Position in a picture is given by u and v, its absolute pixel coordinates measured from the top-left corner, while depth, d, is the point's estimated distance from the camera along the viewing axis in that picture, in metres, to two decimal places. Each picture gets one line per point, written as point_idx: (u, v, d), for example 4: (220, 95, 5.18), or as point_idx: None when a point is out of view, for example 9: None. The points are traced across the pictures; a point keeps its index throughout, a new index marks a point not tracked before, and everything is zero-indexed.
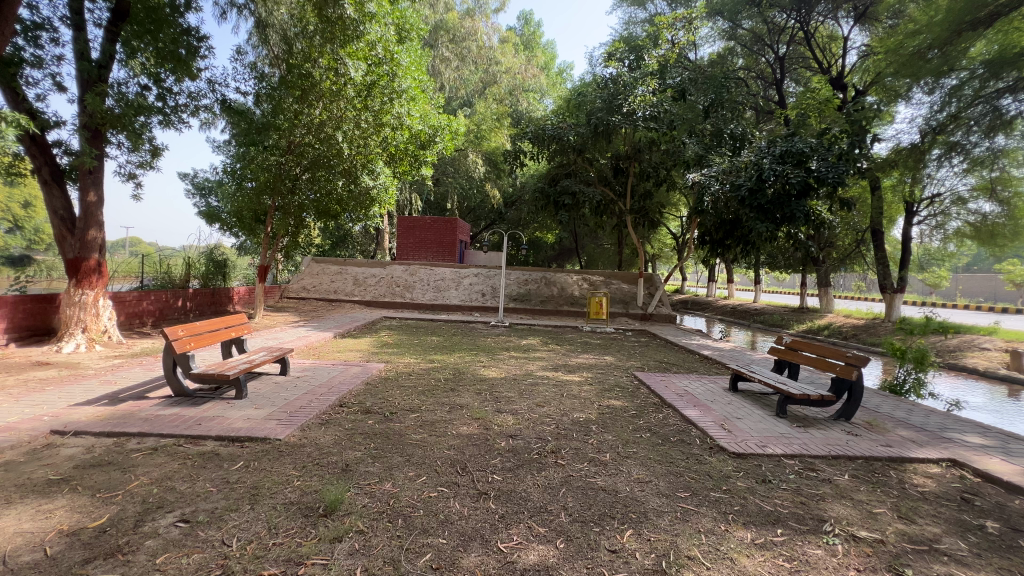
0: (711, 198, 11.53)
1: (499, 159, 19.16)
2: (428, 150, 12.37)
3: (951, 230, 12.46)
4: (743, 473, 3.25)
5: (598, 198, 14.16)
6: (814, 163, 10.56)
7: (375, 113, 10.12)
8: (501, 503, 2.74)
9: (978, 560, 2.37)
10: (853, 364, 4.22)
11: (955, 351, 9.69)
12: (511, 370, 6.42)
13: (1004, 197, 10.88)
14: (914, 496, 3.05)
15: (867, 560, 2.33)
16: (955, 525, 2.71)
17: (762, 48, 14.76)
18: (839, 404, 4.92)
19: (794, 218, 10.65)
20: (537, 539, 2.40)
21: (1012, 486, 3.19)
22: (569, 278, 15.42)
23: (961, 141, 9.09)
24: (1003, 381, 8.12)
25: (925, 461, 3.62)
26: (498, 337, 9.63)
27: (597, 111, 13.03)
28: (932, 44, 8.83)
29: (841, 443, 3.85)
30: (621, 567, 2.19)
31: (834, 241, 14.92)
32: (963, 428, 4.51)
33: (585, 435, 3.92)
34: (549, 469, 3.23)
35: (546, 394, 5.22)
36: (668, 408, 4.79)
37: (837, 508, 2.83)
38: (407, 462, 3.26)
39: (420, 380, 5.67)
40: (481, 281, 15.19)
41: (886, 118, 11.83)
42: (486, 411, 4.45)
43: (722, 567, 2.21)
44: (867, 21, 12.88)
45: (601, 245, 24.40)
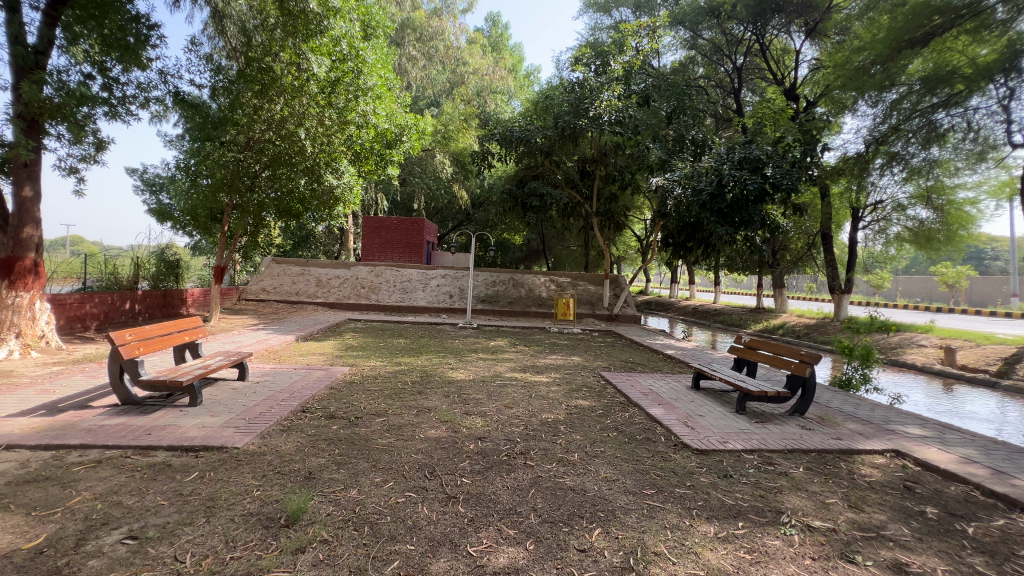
0: (674, 201, 12.08)
1: (466, 159, 19.02)
2: (394, 149, 12.16)
3: (891, 234, 13.28)
4: (706, 469, 3.36)
5: (565, 200, 14.35)
6: (769, 170, 11.02)
7: (340, 110, 9.95)
8: (470, 506, 2.72)
9: (921, 545, 2.52)
10: (807, 361, 4.41)
11: (897, 348, 10.33)
12: (480, 372, 6.40)
13: (939, 205, 11.71)
14: (863, 485, 3.23)
15: (821, 548, 2.44)
16: (899, 512, 2.87)
17: (720, 58, 15.34)
18: (794, 400, 5.15)
19: (751, 222, 11.06)
20: (507, 540, 2.39)
21: (949, 474, 3.43)
22: (536, 279, 15.47)
23: (900, 151, 9.73)
24: (937, 375, 8.73)
25: (872, 453, 3.83)
26: (466, 339, 9.59)
27: (564, 114, 13.17)
28: (876, 60, 9.42)
29: (797, 438, 4.03)
30: (590, 566, 2.21)
31: (788, 244, 15.65)
32: (904, 420, 4.82)
33: (553, 435, 3.95)
34: (518, 470, 3.24)
35: (515, 395, 5.24)
36: (633, 407, 4.89)
37: (793, 500, 2.95)
38: (373, 468, 3.19)
39: (386, 383, 5.57)
40: (449, 282, 15.06)
41: (834, 128, 12.47)
42: (454, 414, 4.41)
43: (688, 562, 2.27)
44: (816, 37, 13.60)
45: (568, 246, 24.70)
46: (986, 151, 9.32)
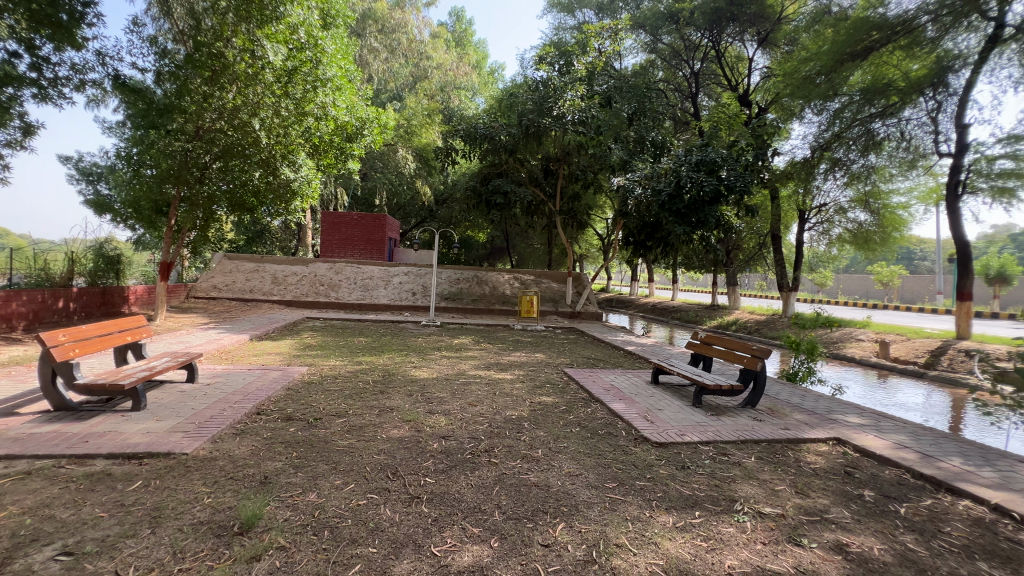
0: (633, 201, 12.09)
1: (430, 155, 18.76)
2: (355, 142, 11.83)
3: (834, 236, 14.10)
4: (665, 461, 3.46)
5: (529, 198, 14.43)
6: (724, 172, 11.43)
7: (296, 101, 9.58)
8: (433, 506, 2.69)
9: (860, 526, 2.70)
10: (758, 356, 4.62)
11: (838, 342, 11.00)
12: (443, 370, 6.33)
13: (876, 208, 12.53)
14: (808, 472, 3.42)
15: (771, 533, 2.57)
16: (841, 496, 3.06)
17: (679, 63, 15.82)
18: (746, 393, 5.37)
19: (706, 222, 11.45)
20: (471, 539, 2.38)
21: (884, 459, 3.68)
22: (500, 277, 15.52)
23: (842, 158, 10.36)
24: (874, 367, 9.36)
25: (817, 441, 4.07)
26: (429, 337, 9.46)
27: (529, 112, 13.28)
28: (821, 71, 9.92)
29: (748, 429, 4.22)
30: (553, 560, 2.23)
31: (741, 244, 16.35)
32: (845, 410, 5.14)
33: (518, 432, 3.97)
34: (482, 468, 3.23)
35: (479, 392, 5.22)
36: (595, 403, 4.98)
37: (745, 488, 3.10)
38: (333, 470, 3.10)
39: (347, 382, 5.43)
40: (412, 280, 14.83)
41: (784, 134, 13.11)
42: (417, 413, 4.36)
43: (647, 551, 2.34)
44: (768, 46, 14.24)
45: (532, 244, 24.85)
46: (916, 159, 10.06)
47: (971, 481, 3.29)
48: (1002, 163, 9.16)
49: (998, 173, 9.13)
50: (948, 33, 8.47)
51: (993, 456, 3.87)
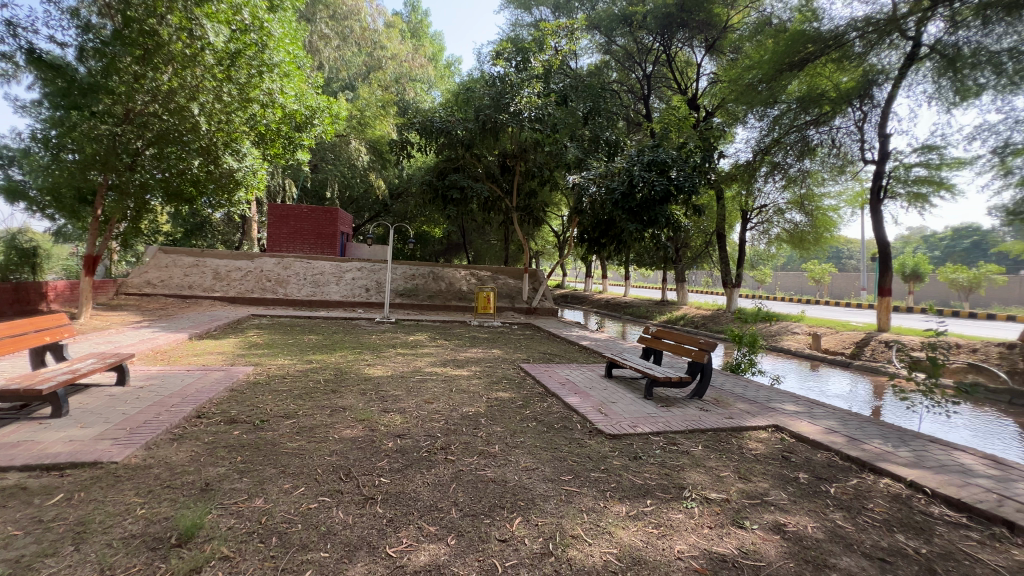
0: (588, 199, 12.50)
1: (384, 148, 18.26)
2: (304, 132, 11.35)
3: (773, 235, 14.96)
4: (618, 452, 3.56)
5: (486, 193, 14.38)
6: (674, 173, 11.84)
7: (241, 86, 9.12)
8: (389, 506, 2.64)
9: (796, 506, 2.89)
10: (705, 349, 4.84)
11: (776, 335, 11.72)
12: (398, 368, 6.21)
13: (810, 210, 13.42)
14: (750, 458, 3.63)
15: (717, 518, 2.70)
16: (779, 479, 3.26)
17: (632, 65, 16.23)
18: (694, 385, 5.62)
19: (657, 221, 11.84)
20: (428, 538, 2.35)
21: (817, 443, 3.96)
22: (457, 272, 15.31)
23: (781, 162, 11.03)
24: (807, 358, 10.05)
25: (757, 429, 4.32)
26: (384, 334, 9.26)
27: (486, 107, 13.20)
28: (762, 79, 10.45)
29: (696, 419, 4.42)
30: (511, 555, 2.25)
31: (689, 242, 17.04)
32: (782, 399, 5.49)
33: (475, 428, 3.96)
34: (438, 466, 3.19)
35: (435, 390, 5.17)
36: (551, 397, 5.06)
37: (693, 475, 3.24)
38: (282, 474, 2.97)
39: (296, 382, 5.22)
40: (366, 275, 14.44)
41: (728, 138, 13.75)
42: (371, 412, 4.26)
43: (602, 541, 2.40)
44: (714, 53, 14.82)
45: (488, 240, 24.80)
46: (845, 165, 10.84)
47: (891, 461, 3.60)
48: (917, 170, 10.04)
49: (915, 180, 10.01)
50: (874, 49, 9.18)
51: (908, 437, 4.26)
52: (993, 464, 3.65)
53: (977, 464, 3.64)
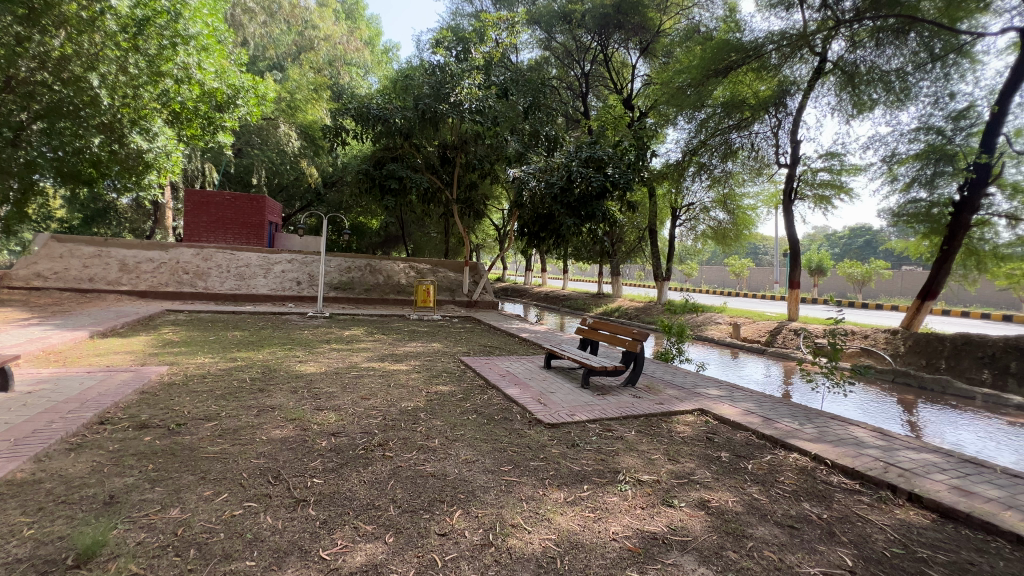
0: (529, 193, 12.57)
1: (317, 133, 17.26)
2: (226, 113, 10.20)
3: (698, 231, 15.93)
4: (556, 441, 3.65)
5: (426, 184, 14.06)
6: (610, 169, 12.24)
7: (149, 58, 8.34)
8: (322, 508, 2.52)
9: (718, 482, 3.11)
10: (638, 339, 5.05)
11: (701, 325, 12.53)
12: (333, 364, 5.96)
13: (731, 208, 14.45)
14: (678, 440, 3.86)
15: (648, 498, 2.84)
16: (704, 459, 3.50)
17: (571, 63, 16.53)
18: (627, 373, 5.88)
19: (594, 216, 12.19)
20: (364, 538, 2.28)
21: (736, 424, 4.29)
22: (395, 265, 14.88)
23: (707, 163, 11.85)
24: (729, 346, 10.83)
25: (684, 413, 4.59)
26: (317, 329, 8.83)
27: (425, 97, 12.87)
28: (691, 83, 10.91)
29: (629, 405, 4.62)
30: (450, 548, 2.23)
31: (624, 237, 17.72)
32: (706, 384, 5.88)
33: (414, 423, 3.89)
34: (375, 463, 3.10)
35: (372, 385, 5.01)
36: (491, 389, 5.08)
37: (627, 459, 3.39)
38: (201, 481, 2.75)
39: (217, 381, 4.85)
40: (297, 268, 13.68)
41: (660, 138, 14.43)
42: (303, 411, 4.04)
43: (541, 528, 2.45)
44: (648, 55, 15.33)
45: (428, 232, 24.37)
46: (762, 167, 11.75)
47: (799, 437, 3.98)
48: (821, 174, 11.07)
49: (820, 183, 11.04)
50: (787, 62, 9.98)
51: (813, 415, 4.73)
52: (880, 435, 4.15)
53: (868, 436, 4.11)
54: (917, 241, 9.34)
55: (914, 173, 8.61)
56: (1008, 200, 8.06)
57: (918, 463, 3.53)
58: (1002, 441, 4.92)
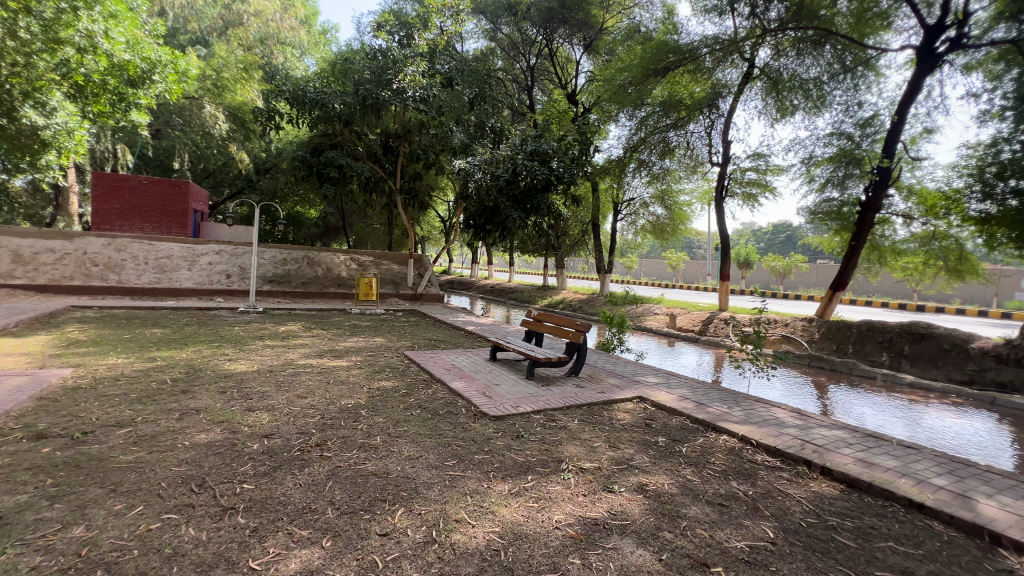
0: (474, 184, 12.50)
1: (247, 116, 16.06)
2: (140, 89, 9.27)
3: (638, 226, 16.54)
4: (501, 433, 3.66)
5: (367, 174, 13.55)
6: (554, 163, 12.38)
7: (46, 22, 7.43)
8: (252, 515, 2.37)
9: (655, 466, 3.25)
10: (581, 330, 5.17)
11: (640, 316, 13.07)
12: (266, 361, 5.62)
13: (669, 204, 15.12)
14: (618, 427, 4.00)
15: (590, 485, 2.92)
16: (643, 444, 3.65)
17: (517, 55, 16.53)
18: (571, 363, 6.01)
19: (539, 209, 12.25)
20: (299, 543, 2.16)
21: (672, 409, 4.50)
22: (335, 257, 14.08)
23: (647, 159, 12.25)
24: (665, 336, 11.38)
25: (625, 401, 4.77)
26: (249, 325, 8.30)
27: (365, 82, 12.35)
28: (631, 81, 11.19)
29: (573, 395, 4.73)
30: (391, 548, 2.17)
31: (568, 230, 18.03)
32: (645, 372, 6.14)
33: (355, 421, 3.75)
34: (313, 464, 2.96)
35: (309, 383, 4.78)
36: (436, 382, 5.02)
37: (570, 448, 3.46)
38: (112, 493, 2.50)
39: (132, 384, 4.42)
40: (226, 260, 12.77)
41: (603, 134, 14.78)
42: (232, 412, 3.78)
43: (486, 521, 2.44)
44: (592, 52, 15.58)
45: (370, 224, 23.58)
46: (696, 165, 12.35)
47: (728, 420, 4.25)
48: (749, 173, 11.83)
49: (748, 181, 11.79)
50: (719, 66, 10.53)
51: (740, 398, 5.06)
52: (797, 415, 4.51)
53: (787, 416, 4.46)
54: (830, 237, 10.22)
55: (828, 174, 9.41)
56: (904, 201, 9.01)
57: (830, 439, 3.88)
58: (897, 415, 5.54)
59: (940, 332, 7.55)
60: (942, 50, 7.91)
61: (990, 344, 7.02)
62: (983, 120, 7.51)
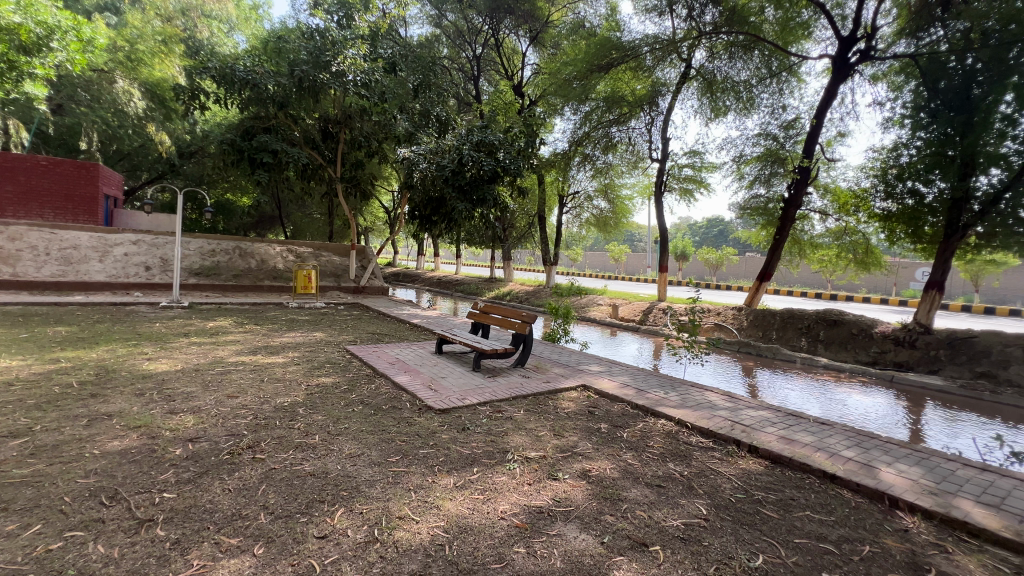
0: (419, 174, 12.09)
1: (167, 94, 14.70)
2: (34, 57, 8.33)
3: (583, 219, 16.86)
4: (447, 426, 3.61)
5: (305, 160, 12.85)
6: (501, 154, 12.33)
7: None
8: (174, 526, 2.18)
9: (598, 452, 3.35)
10: (527, 321, 5.20)
11: (584, 307, 13.41)
12: (192, 360, 5.21)
13: (611, 198, 15.56)
14: (563, 416, 4.07)
15: (535, 474, 2.95)
16: (586, 431, 3.74)
17: (462, 43, 16.30)
18: (517, 354, 6.05)
19: (485, 200, 12.14)
20: (227, 553, 2.02)
21: (614, 397, 4.65)
22: (270, 248, 13.47)
23: (591, 154, 12.53)
24: (608, 326, 11.76)
25: (569, 389, 4.87)
26: (172, 321, 7.66)
27: (301, 63, 11.65)
28: (577, 76, 11.33)
29: (518, 386, 4.76)
30: (331, 551, 2.08)
31: (514, 222, 18.11)
32: (589, 361, 6.30)
33: (291, 420, 3.56)
34: (243, 468, 2.78)
35: (241, 381, 4.49)
36: (379, 377, 4.88)
37: (516, 439, 3.48)
38: (4, 514, 2.21)
39: (30, 389, 3.93)
40: (144, 250, 11.70)
41: (549, 127, 14.91)
42: (151, 416, 3.47)
43: (430, 517, 2.40)
44: (537, 45, 15.62)
45: (309, 213, 22.49)
46: (638, 161, 12.71)
47: (666, 404, 4.44)
48: (685, 170, 12.37)
49: (684, 177, 12.33)
50: (659, 65, 10.89)
51: (677, 384, 5.32)
52: (728, 398, 4.81)
53: (719, 399, 4.74)
54: (757, 231, 10.90)
55: (757, 172, 10.07)
56: (820, 199, 9.81)
57: (756, 418, 4.17)
58: (813, 394, 6.05)
59: (850, 318, 8.31)
60: (854, 61, 8.63)
61: (890, 328, 7.83)
62: (887, 126, 8.28)
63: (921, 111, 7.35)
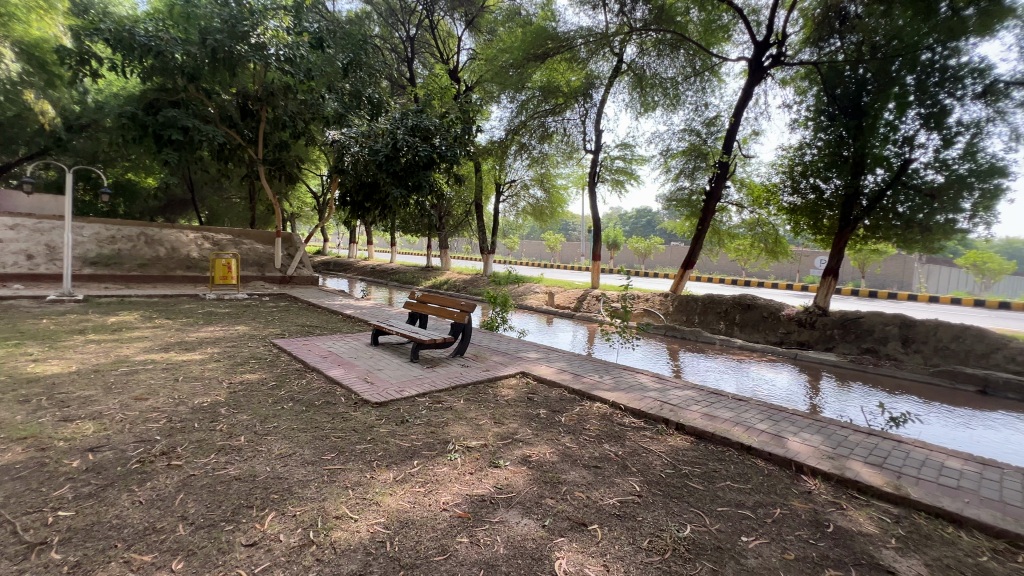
0: (351, 158, 11.47)
1: (48, 57, 12.80)
2: None
3: (520, 208, 16.94)
4: (385, 419, 3.52)
5: (221, 140, 11.79)
6: (437, 140, 12.04)
7: None
8: (73, 548, 1.95)
9: (538, 438, 3.42)
10: (466, 311, 5.15)
11: (522, 295, 13.57)
12: (90, 360, 4.65)
13: (547, 187, 15.79)
14: (502, 403, 4.11)
15: (476, 463, 2.95)
16: (526, 417, 3.81)
17: (396, 22, 15.68)
18: (455, 343, 6.00)
19: (421, 187, 11.83)
20: (140, 572, 1.84)
21: (552, 382, 4.76)
22: (182, 235, 12.32)
23: (527, 143, 12.63)
24: (545, 313, 12.00)
25: (508, 377, 4.92)
26: (63, 317, 6.77)
27: (214, 31, 10.59)
28: (513, 64, 11.33)
29: (457, 375, 4.74)
30: (262, 558, 1.96)
31: (451, 211, 17.87)
32: (527, 348, 6.40)
33: (212, 422, 3.30)
34: (157, 477, 2.54)
35: (151, 382, 4.08)
36: (311, 371, 4.64)
37: (457, 429, 3.46)
38: None
39: None
40: (25, 236, 10.24)
41: (485, 115, 14.82)
42: (40, 426, 3.05)
43: (369, 513, 2.33)
44: (474, 29, 15.32)
45: (226, 197, 20.75)
46: (572, 152, 12.84)
47: (601, 388, 4.62)
48: (617, 162, 12.81)
49: (616, 169, 12.76)
50: (592, 57, 11.09)
51: (610, 367, 5.55)
52: (656, 379, 5.09)
53: (649, 381, 5.01)
54: (681, 222, 11.54)
55: (682, 165, 10.60)
56: (737, 192, 10.55)
57: (682, 398, 4.45)
58: (731, 373, 6.56)
59: (762, 302, 9.07)
60: (766, 65, 9.30)
61: (795, 311, 8.64)
62: (794, 126, 9.02)
63: (821, 115, 8.10)
